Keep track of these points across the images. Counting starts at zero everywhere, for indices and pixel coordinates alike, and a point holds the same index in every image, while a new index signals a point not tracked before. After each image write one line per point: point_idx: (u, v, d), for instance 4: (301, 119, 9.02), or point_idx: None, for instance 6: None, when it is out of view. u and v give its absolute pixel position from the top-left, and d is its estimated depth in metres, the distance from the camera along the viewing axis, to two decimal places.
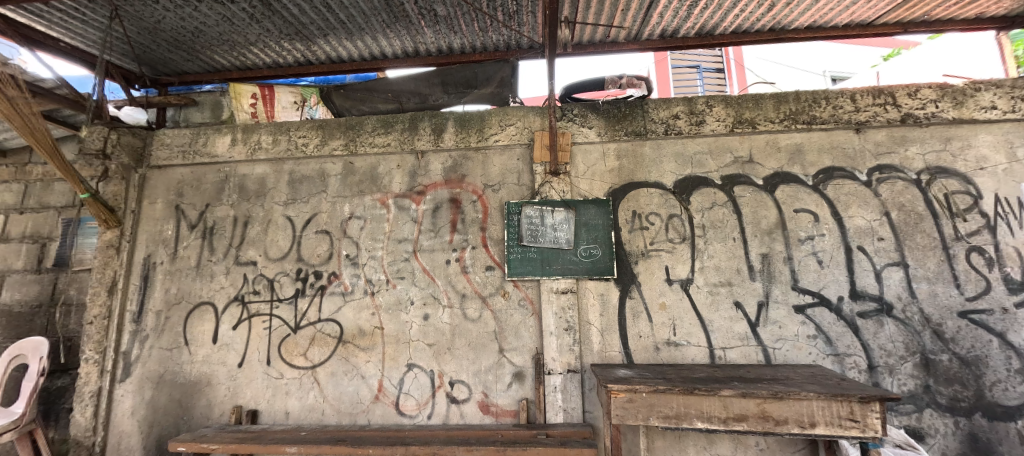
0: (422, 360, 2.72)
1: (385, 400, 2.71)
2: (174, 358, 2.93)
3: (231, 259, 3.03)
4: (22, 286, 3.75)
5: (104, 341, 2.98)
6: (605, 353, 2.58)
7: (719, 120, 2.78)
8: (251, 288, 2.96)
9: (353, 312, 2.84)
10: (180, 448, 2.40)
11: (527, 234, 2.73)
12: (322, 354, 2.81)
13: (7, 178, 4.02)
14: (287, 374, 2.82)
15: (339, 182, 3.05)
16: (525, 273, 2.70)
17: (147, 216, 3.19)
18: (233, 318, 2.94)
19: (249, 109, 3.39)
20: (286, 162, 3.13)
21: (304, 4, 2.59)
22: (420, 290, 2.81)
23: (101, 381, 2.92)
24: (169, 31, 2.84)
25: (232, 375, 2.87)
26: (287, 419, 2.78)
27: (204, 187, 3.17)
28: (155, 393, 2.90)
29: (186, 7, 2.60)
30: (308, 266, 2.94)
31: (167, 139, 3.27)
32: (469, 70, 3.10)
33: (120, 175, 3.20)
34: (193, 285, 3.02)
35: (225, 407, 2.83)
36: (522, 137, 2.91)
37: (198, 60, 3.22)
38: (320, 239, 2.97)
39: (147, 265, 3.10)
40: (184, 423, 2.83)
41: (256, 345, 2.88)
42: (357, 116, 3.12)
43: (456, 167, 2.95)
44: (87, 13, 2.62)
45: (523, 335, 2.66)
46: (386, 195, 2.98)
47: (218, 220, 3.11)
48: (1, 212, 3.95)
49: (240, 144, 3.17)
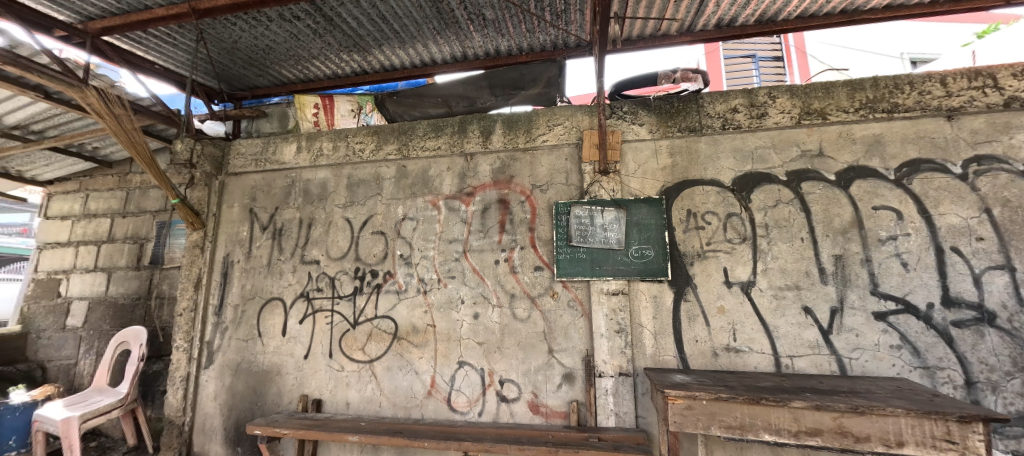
0: (472, 358, 2.77)
1: (437, 396, 2.79)
2: (249, 348, 3.21)
3: (297, 259, 3.26)
4: (125, 281, 4.27)
5: (192, 331, 3.33)
6: (659, 357, 2.49)
7: (783, 112, 2.60)
8: (315, 285, 3.17)
9: (407, 310, 2.95)
10: (256, 431, 2.62)
11: (576, 234, 2.70)
12: (379, 349, 2.95)
13: (112, 186, 4.58)
14: (347, 367, 2.99)
15: (393, 185, 3.19)
16: (575, 273, 2.67)
17: (226, 219, 3.51)
18: (299, 313, 3.16)
19: (311, 118, 3.61)
20: (345, 167, 3.32)
21: (361, 16, 2.74)
22: (470, 290, 2.87)
23: (190, 367, 3.26)
24: (244, 49, 3.11)
25: (299, 366, 3.09)
26: (348, 409, 2.94)
27: (274, 192, 3.44)
28: (234, 380, 3.19)
29: (258, 26, 2.84)
30: (365, 265, 3.10)
31: (242, 149, 3.58)
32: (517, 71, 3.13)
33: (203, 182, 3.54)
34: (265, 282, 3.28)
35: (293, 396, 3.05)
36: (570, 136, 2.88)
37: (268, 75, 3.50)
38: (376, 240, 3.12)
39: (226, 263, 3.41)
40: (259, 408, 3.09)
41: (320, 338, 3.08)
42: (410, 121, 3.25)
43: (505, 168, 2.98)
44: (177, 37, 2.94)
45: (573, 336, 2.64)
46: (437, 196, 3.07)
47: (285, 222, 3.36)
48: (108, 216, 4.51)
49: (304, 151, 3.41)
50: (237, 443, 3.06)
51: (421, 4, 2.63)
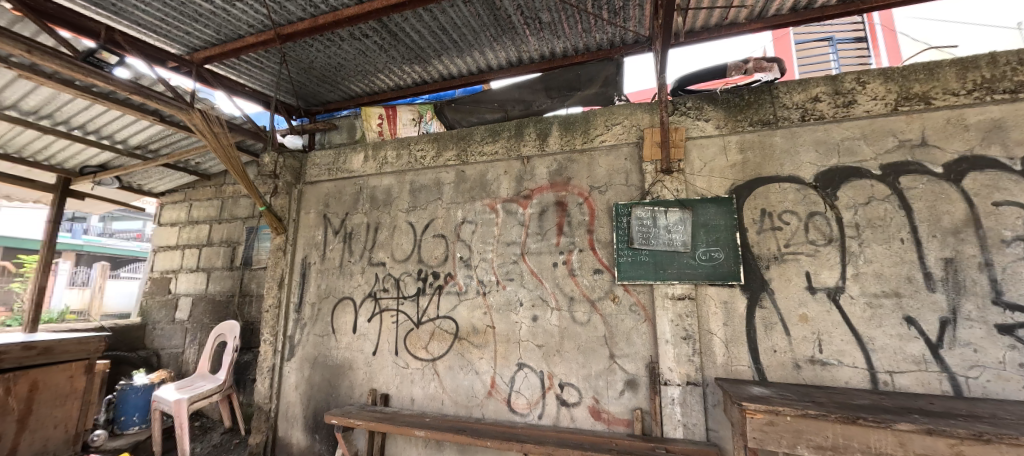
0: (531, 360, 2.78)
1: (498, 396, 2.83)
2: (325, 343, 3.47)
3: (365, 260, 3.47)
4: (221, 280, 4.81)
5: (276, 326, 3.66)
6: (732, 367, 2.33)
7: (875, 99, 2.33)
8: (382, 286, 3.36)
9: (467, 311, 3.03)
10: (333, 420, 2.83)
11: (638, 236, 2.62)
12: (441, 348, 3.06)
13: (210, 196, 5.19)
14: (412, 364, 3.13)
15: (452, 189, 3.29)
16: (636, 277, 2.59)
17: (304, 224, 3.83)
18: (368, 312, 3.37)
19: (377, 129, 3.80)
20: (408, 173, 3.49)
21: (423, 29, 2.88)
22: (529, 292, 2.88)
23: (275, 359, 3.60)
24: (319, 68, 3.38)
25: (369, 361, 3.28)
26: (413, 405, 3.08)
27: (344, 198, 3.70)
28: (312, 372, 3.46)
29: (332, 46, 3.07)
30: (427, 267, 3.23)
31: (317, 160, 3.89)
32: (573, 73, 3.10)
33: (285, 190, 3.88)
34: (338, 282, 3.54)
35: (364, 389, 3.25)
36: (630, 135, 2.80)
37: (339, 90, 3.78)
38: (437, 242, 3.24)
39: (304, 265, 3.73)
40: (333, 399, 3.33)
41: (386, 336, 3.26)
42: (468, 127, 3.34)
43: (562, 170, 2.96)
44: (264, 62, 3.27)
45: (635, 341, 2.56)
46: (495, 200, 3.13)
47: (355, 227, 3.59)
48: (207, 222, 5.11)
49: (371, 160, 3.63)
50: (315, 431, 3.32)
51: (479, 12, 2.70)
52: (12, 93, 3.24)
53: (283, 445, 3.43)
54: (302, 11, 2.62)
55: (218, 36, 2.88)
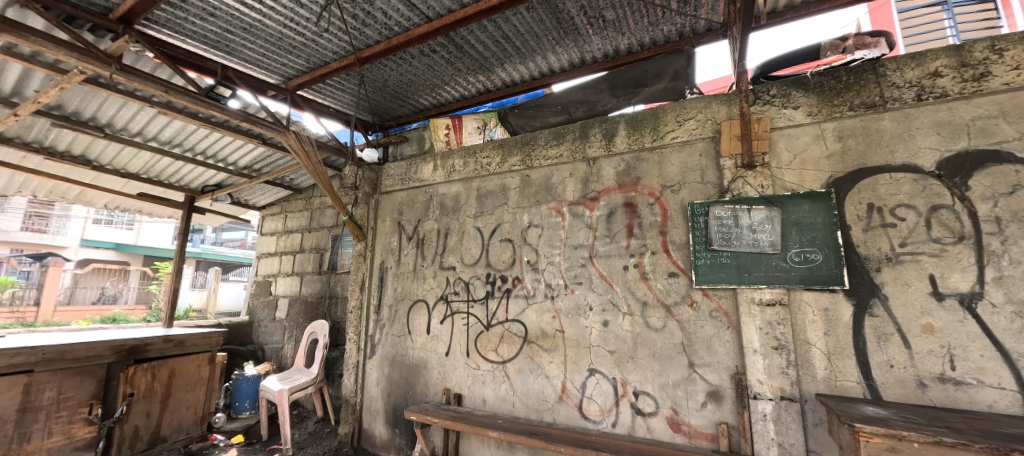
0: (603, 366, 2.71)
1: (569, 401, 2.80)
2: (402, 343, 3.68)
3: (437, 265, 3.64)
4: (312, 283, 5.34)
5: (359, 326, 3.96)
6: (836, 382, 2.08)
7: (1016, 68, 1.96)
8: (453, 289, 3.49)
9: (536, 315, 3.04)
10: (412, 416, 3.00)
11: (717, 237, 2.45)
12: (511, 351, 3.10)
13: (301, 208, 5.78)
14: (483, 366, 3.21)
15: (518, 194, 3.33)
16: (717, 280, 2.42)
17: (381, 231, 4.11)
18: (440, 314, 3.52)
19: (444, 139, 3.93)
20: (475, 180, 3.60)
21: (487, 39, 2.96)
22: (598, 296, 2.82)
23: (359, 357, 3.89)
24: (392, 85, 3.62)
25: (442, 361, 3.42)
26: (484, 406, 3.16)
27: (416, 206, 3.91)
28: (391, 370, 3.69)
29: (404, 64, 3.28)
30: (495, 271, 3.30)
31: (391, 171, 4.16)
32: (639, 69, 2.97)
33: (364, 201, 4.21)
34: (412, 285, 3.74)
35: (438, 388, 3.40)
36: (705, 130, 2.62)
37: (409, 105, 4.01)
38: (505, 247, 3.30)
39: (382, 269, 4.00)
40: (411, 397, 3.52)
41: (458, 337, 3.38)
42: (532, 132, 3.37)
43: (630, 170, 2.86)
44: (345, 84, 3.58)
45: (718, 350, 2.38)
46: (561, 203, 3.11)
47: (426, 233, 3.78)
48: (299, 231, 5.71)
49: (440, 168, 3.80)
50: (395, 425, 3.54)
51: (542, 17, 2.72)
52: (153, 127, 3.88)
53: (368, 437, 3.70)
54: (378, 35, 2.84)
55: (308, 64, 3.21)
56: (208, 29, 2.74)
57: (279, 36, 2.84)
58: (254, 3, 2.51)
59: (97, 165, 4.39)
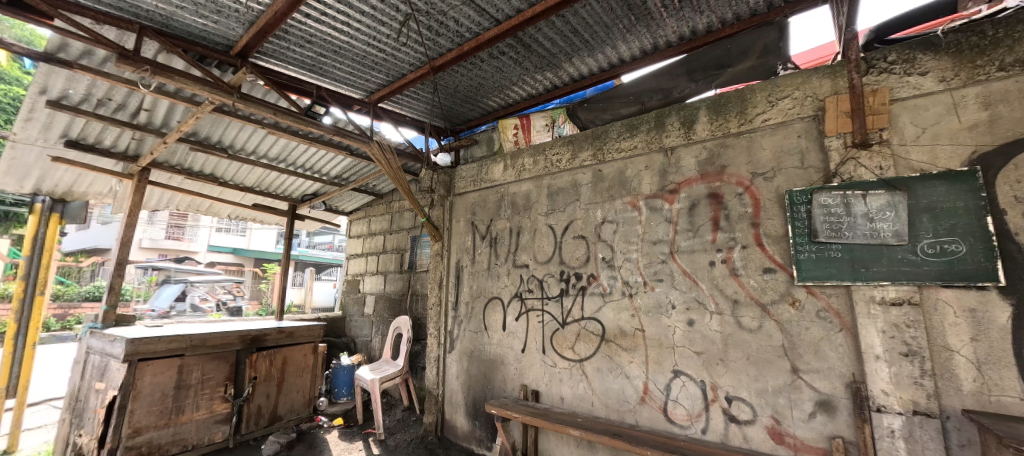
0: (689, 368, 2.56)
1: (652, 403, 2.69)
2: (480, 339, 3.81)
3: (510, 263, 3.70)
4: (395, 281, 5.74)
5: (439, 322, 4.17)
6: (990, 397, 1.75)
7: None
8: (526, 287, 3.52)
9: (613, 313, 2.95)
10: (493, 410, 3.11)
11: (824, 228, 2.18)
12: (588, 349, 3.05)
13: (383, 212, 6.24)
14: (560, 364, 3.20)
15: (590, 190, 3.26)
16: (825, 276, 2.16)
17: (456, 231, 4.29)
18: (515, 311, 3.57)
19: (512, 138, 3.98)
20: (546, 178, 3.59)
21: (555, 35, 2.94)
22: (681, 294, 2.66)
23: (440, 351, 4.11)
24: (463, 90, 3.75)
25: (519, 358, 3.48)
26: (563, 403, 3.15)
27: (488, 206, 4.01)
28: (470, 364, 3.84)
29: (474, 68, 3.38)
30: (569, 268, 3.26)
31: (463, 173, 4.31)
32: (720, 48, 2.73)
33: (440, 203, 4.42)
34: (487, 283, 3.85)
35: (515, 384, 3.46)
36: (805, 108, 2.34)
37: (479, 108, 4.11)
38: (578, 244, 3.24)
39: (458, 268, 4.16)
40: (490, 391, 3.63)
41: (534, 334, 3.40)
42: (603, 125, 3.28)
43: (714, 158, 2.66)
44: (420, 93, 3.79)
45: (829, 354, 2.12)
46: (637, 197, 2.98)
47: (499, 232, 3.87)
48: (382, 233, 6.17)
49: (510, 168, 3.86)
50: (475, 418, 3.67)
51: (612, 6, 2.64)
52: (263, 145, 4.44)
53: (450, 427, 3.90)
54: (451, 42, 2.96)
55: (388, 78, 3.45)
56: (305, 54, 3.07)
57: (364, 54, 3.09)
58: (344, 26, 2.76)
59: (221, 181, 5.13)
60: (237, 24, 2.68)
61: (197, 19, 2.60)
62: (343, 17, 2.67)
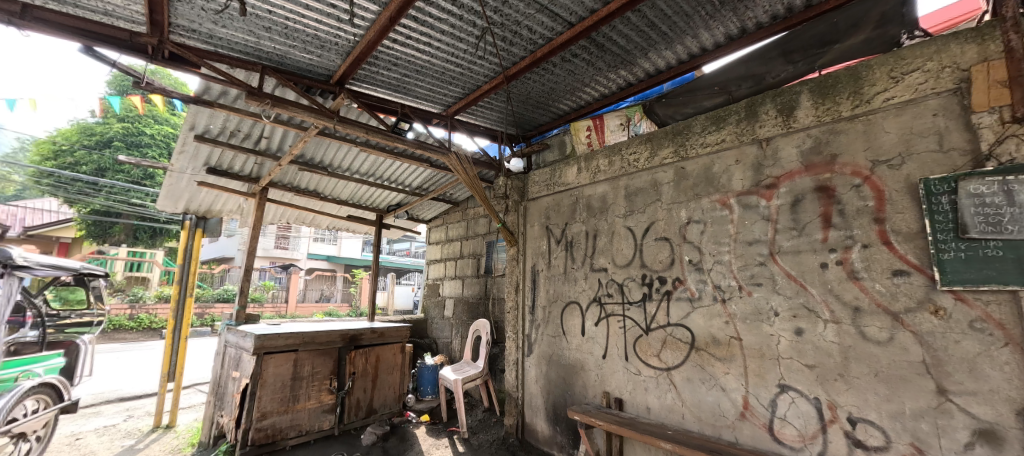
0: (799, 383, 2.30)
1: (754, 420, 2.46)
2: (558, 343, 3.78)
3: (588, 266, 3.62)
4: (472, 285, 5.96)
5: (517, 325, 4.23)
6: None
7: None
8: (606, 291, 3.42)
9: (704, 319, 2.75)
10: (576, 416, 3.08)
11: (977, 222, 1.82)
12: (676, 357, 2.87)
13: (459, 219, 6.52)
14: (645, 372, 3.06)
15: (672, 189, 3.09)
16: (980, 279, 1.80)
17: (530, 235, 4.33)
18: (594, 316, 3.48)
19: (586, 140, 3.92)
20: (622, 178, 3.47)
21: (630, 32, 2.85)
22: (786, 300, 2.40)
23: (518, 354, 4.16)
24: (534, 96, 3.78)
25: (599, 364, 3.38)
26: (649, 414, 3.00)
27: (563, 209, 3.99)
28: (549, 368, 3.83)
29: (545, 74, 3.40)
30: (652, 272, 3.11)
31: (536, 178, 4.34)
32: (824, 24, 2.42)
33: (515, 209, 4.48)
34: (564, 287, 3.81)
35: (597, 391, 3.38)
36: (942, 81, 1.99)
37: (550, 112, 4.11)
38: (661, 246, 3.08)
39: (534, 272, 4.19)
40: (570, 396, 3.58)
41: (615, 340, 3.29)
42: (685, 119, 3.09)
43: (821, 147, 2.37)
44: (494, 102, 3.90)
45: (990, 374, 1.77)
46: (727, 195, 2.75)
47: (575, 235, 3.82)
48: (459, 240, 6.44)
49: (584, 170, 3.79)
50: (556, 423, 3.65)
51: None
52: (355, 162, 4.90)
53: (531, 430, 3.92)
54: (524, 51, 3.02)
55: (464, 90, 3.61)
56: (392, 76, 3.33)
57: (443, 70, 3.27)
58: (425, 46, 2.95)
59: (322, 196, 5.76)
60: (336, 56, 3.00)
61: (305, 55, 2.97)
62: (425, 38, 2.86)
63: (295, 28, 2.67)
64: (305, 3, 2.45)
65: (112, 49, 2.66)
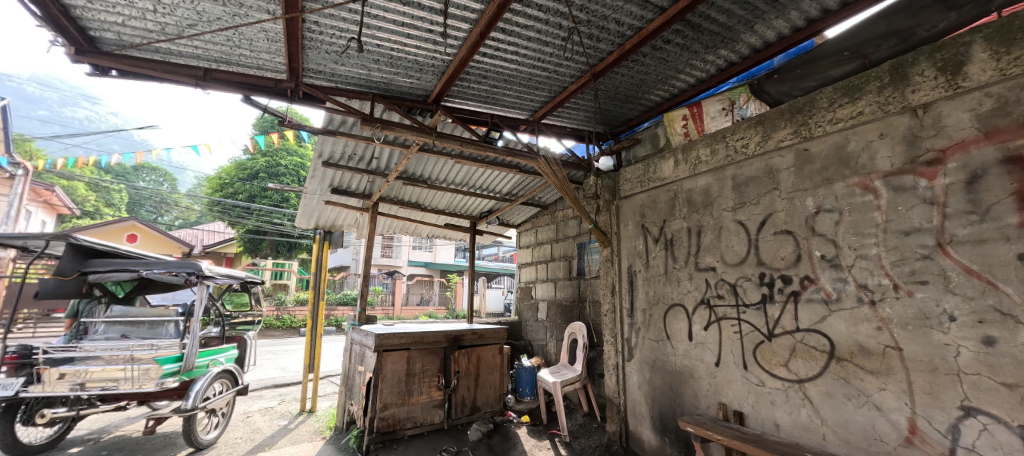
0: (993, 406, 1.85)
1: (926, 448, 2.03)
2: (661, 348, 3.55)
3: (692, 266, 3.35)
4: (565, 287, 5.93)
5: (615, 328, 4.09)
6: None
7: None
8: (715, 292, 3.13)
9: (845, 324, 2.36)
10: (690, 428, 2.88)
11: None
12: (810, 368, 2.50)
13: (548, 222, 6.54)
14: (769, 383, 2.72)
15: (794, 175, 2.71)
16: None
17: (625, 235, 4.15)
18: (703, 319, 3.20)
19: (682, 130, 3.65)
20: (728, 168, 3.15)
21: (733, 6, 2.59)
22: (966, 302, 1.94)
23: (618, 358, 4.01)
24: (623, 90, 3.63)
25: (712, 372, 3.09)
26: (778, 432, 2.65)
27: (659, 206, 3.75)
28: (653, 374, 3.62)
29: (634, 66, 3.25)
30: (772, 270, 2.76)
31: (628, 175, 4.16)
32: None
33: (606, 209, 4.34)
34: (665, 289, 3.58)
35: (710, 402, 3.09)
36: None
37: (639, 105, 3.91)
38: (782, 241, 2.71)
39: (631, 273, 4.00)
40: (679, 406, 3.33)
41: (730, 347, 2.97)
42: (806, 94, 2.69)
43: (1009, 108, 1.88)
44: (580, 101, 3.84)
45: None
46: (870, 176, 2.33)
47: (674, 233, 3.56)
48: (549, 242, 6.46)
49: (682, 163, 3.53)
50: (664, 433, 3.43)
51: None
52: (449, 173, 5.23)
53: (636, 439, 3.75)
54: (612, 45, 2.93)
55: (550, 94, 3.63)
56: (482, 88, 3.49)
57: (530, 76, 3.33)
58: (513, 56, 3.04)
59: (422, 206, 6.25)
60: (432, 76, 3.24)
61: (406, 80, 3.26)
62: (513, 47, 2.94)
63: (398, 56, 2.96)
64: (407, 33, 2.71)
65: (263, 96, 3.23)
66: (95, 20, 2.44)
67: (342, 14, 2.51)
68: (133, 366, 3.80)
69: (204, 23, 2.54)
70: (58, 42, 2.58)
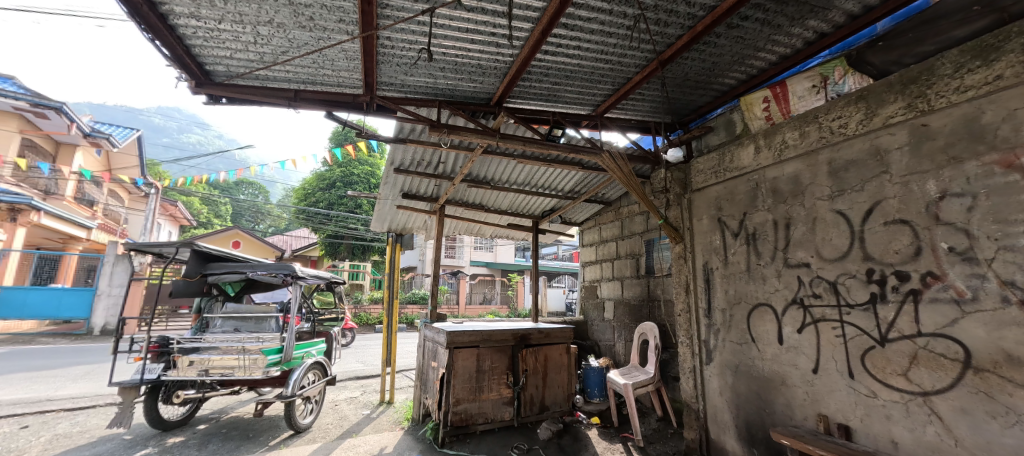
0: None
1: None
2: (746, 351, 3.28)
3: (780, 262, 3.05)
4: (633, 286, 5.72)
5: (691, 329, 3.84)
6: None
7: None
8: (810, 291, 2.82)
9: (985, 329, 2.00)
10: (784, 440, 2.63)
11: None
12: (937, 379, 2.16)
13: (613, 219, 6.35)
14: (883, 394, 2.39)
15: (908, 156, 2.35)
16: None
17: (698, 231, 3.88)
18: (796, 321, 2.89)
19: (763, 114, 3.36)
20: (823, 152, 2.82)
21: None
22: None
23: (695, 361, 3.77)
24: (693, 76, 3.41)
25: (808, 380, 2.79)
26: (897, 451, 2.32)
27: (738, 198, 3.46)
28: (736, 379, 3.35)
29: (706, 48, 3.03)
30: (882, 266, 2.42)
31: (701, 166, 3.90)
32: None
33: (677, 203, 4.09)
34: (748, 287, 3.30)
35: (808, 413, 2.79)
36: None
37: (712, 90, 3.64)
38: (896, 232, 2.36)
39: (706, 270, 3.74)
40: (769, 416, 3.05)
41: (831, 353, 2.66)
42: (922, 61, 2.32)
43: None
44: (646, 92, 3.67)
45: None
46: (1014, 153, 1.95)
47: (757, 226, 3.26)
48: (614, 240, 6.27)
49: (765, 149, 3.22)
50: (752, 444, 3.16)
51: None
52: (511, 173, 5.27)
53: (718, 448, 3.50)
54: (681, 28, 2.76)
55: (613, 86, 3.52)
56: (543, 86, 3.48)
57: (593, 70, 3.25)
58: (575, 50, 2.99)
59: (485, 207, 6.40)
60: (495, 79, 3.29)
61: (470, 84, 3.35)
62: (575, 42, 2.89)
63: (463, 62, 3.05)
64: (471, 38, 2.78)
65: (344, 110, 3.50)
66: (210, 56, 2.83)
67: (412, 26, 2.64)
68: (245, 355, 4.37)
69: (294, 49, 2.81)
70: (184, 78, 3.03)
